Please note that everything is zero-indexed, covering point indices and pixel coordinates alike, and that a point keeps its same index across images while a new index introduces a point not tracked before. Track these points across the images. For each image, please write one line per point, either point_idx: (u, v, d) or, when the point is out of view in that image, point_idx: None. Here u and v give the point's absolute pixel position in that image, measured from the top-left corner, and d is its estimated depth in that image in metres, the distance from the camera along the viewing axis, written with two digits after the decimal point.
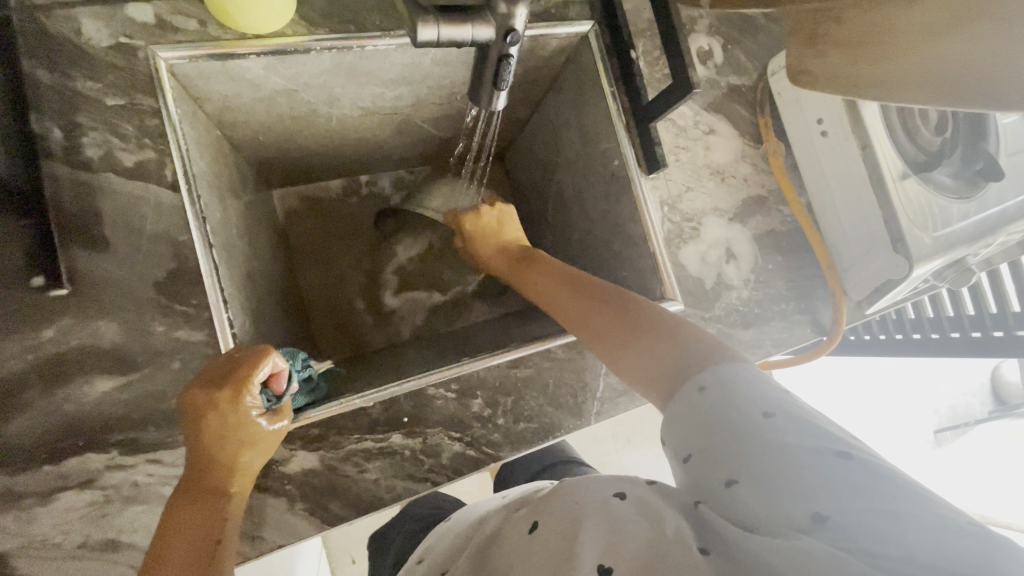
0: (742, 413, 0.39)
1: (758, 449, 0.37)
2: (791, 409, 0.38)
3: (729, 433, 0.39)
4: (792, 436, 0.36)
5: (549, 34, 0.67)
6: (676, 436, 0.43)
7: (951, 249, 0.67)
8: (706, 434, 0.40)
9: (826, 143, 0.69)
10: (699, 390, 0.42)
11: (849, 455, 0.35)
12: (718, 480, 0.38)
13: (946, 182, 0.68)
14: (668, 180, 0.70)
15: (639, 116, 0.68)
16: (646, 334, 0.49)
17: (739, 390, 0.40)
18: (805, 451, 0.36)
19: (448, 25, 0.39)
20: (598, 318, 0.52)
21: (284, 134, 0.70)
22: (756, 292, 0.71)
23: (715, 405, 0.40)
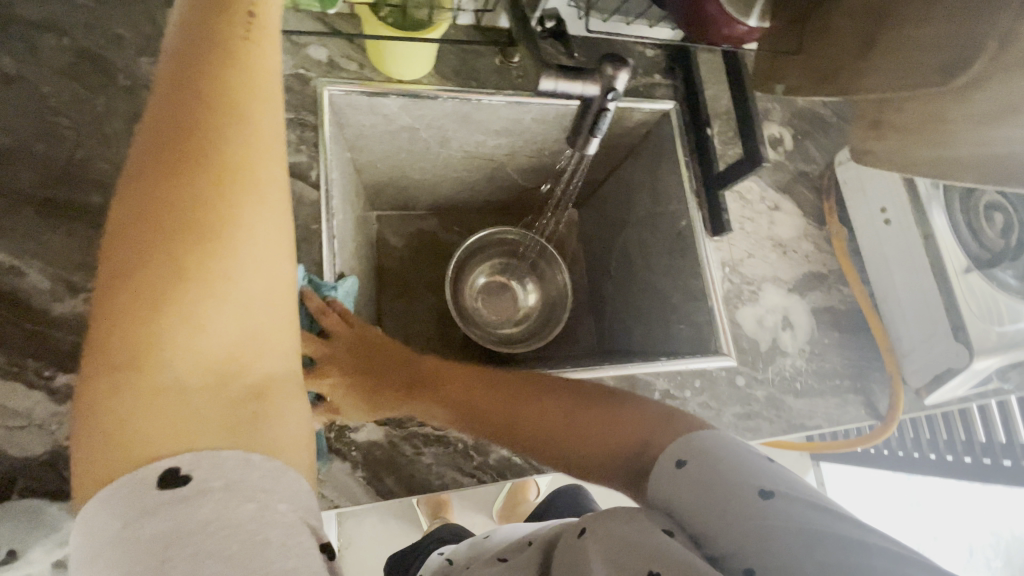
0: (741, 467, 0.34)
1: (787, 498, 0.32)
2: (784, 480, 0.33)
3: (729, 497, 0.33)
4: (806, 493, 0.33)
5: (635, 108, 0.78)
6: (665, 494, 0.36)
7: (1020, 347, 0.67)
8: (713, 489, 0.33)
9: (890, 230, 0.73)
10: (689, 466, 0.35)
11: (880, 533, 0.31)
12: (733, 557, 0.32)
13: (1010, 283, 0.70)
14: (730, 245, 0.75)
15: (709, 184, 0.75)
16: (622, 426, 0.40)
17: (725, 447, 0.35)
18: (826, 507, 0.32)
19: (565, 79, 0.48)
20: (557, 399, 0.44)
21: (397, 164, 0.83)
22: (810, 363, 0.73)
23: (708, 470, 0.34)
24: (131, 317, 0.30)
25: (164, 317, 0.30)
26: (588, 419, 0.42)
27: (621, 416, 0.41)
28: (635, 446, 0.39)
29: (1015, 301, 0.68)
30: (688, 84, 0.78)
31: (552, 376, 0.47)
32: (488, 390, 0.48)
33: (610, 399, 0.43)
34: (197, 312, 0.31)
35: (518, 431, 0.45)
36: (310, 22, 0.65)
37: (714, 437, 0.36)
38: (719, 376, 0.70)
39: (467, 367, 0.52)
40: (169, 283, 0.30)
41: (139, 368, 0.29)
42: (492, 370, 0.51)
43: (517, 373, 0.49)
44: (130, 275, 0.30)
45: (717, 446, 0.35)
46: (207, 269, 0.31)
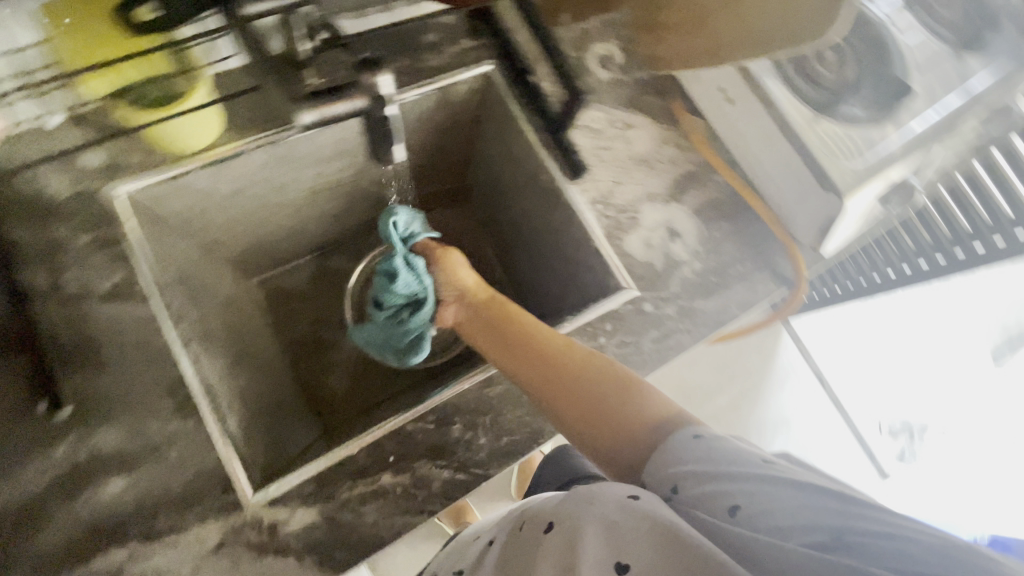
0: (732, 470, 0.43)
1: (757, 501, 0.40)
2: (750, 493, 0.41)
3: (720, 495, 0.42)
4: (782, 491, 0.41)
5: (453, 81, 0.74)
6: (658, 476, 0.47)
7: (886, 172, 0.67)
8: (705, 477, 0.44)
9: (735, 107, 0.72)
10: (695, 444, 0.46)
11: (842, 533, 0.37)
12: (720, 515, 0.41)
13: (858, 113, 0.70)
14: (596, 181, 0.74)
15: (554, 129, 0.73)
16: (634, 420, 0.52)
17: (727, 450, 0.45)
18: (808, 489, 0.40)
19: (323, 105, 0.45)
20: (596, 398, 0.54)
21: (249, 229, 0.78)
22: (709, 262, 0.74)
23: (708, 453, 0.45)
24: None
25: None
26: (614, 418, 0.53)
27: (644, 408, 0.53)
28: (647, 436, 0.51)
29: (863, 131, 0.69)
30: (499, 39, 0.75)
31: (588, 362, 0.56)
32: (542, 394, 0.56)
33: (632, 392, 0.54)
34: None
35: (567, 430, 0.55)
36: (71, 131, 0.59)
37: (719, 447, 0.46)
38: (629, 311, 0.70)
39: (515, 349, 0.60)
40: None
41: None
42: (535, 362, 0.58)
43: (552, 360, 0.57)
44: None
45: (715, 449, 0.45)
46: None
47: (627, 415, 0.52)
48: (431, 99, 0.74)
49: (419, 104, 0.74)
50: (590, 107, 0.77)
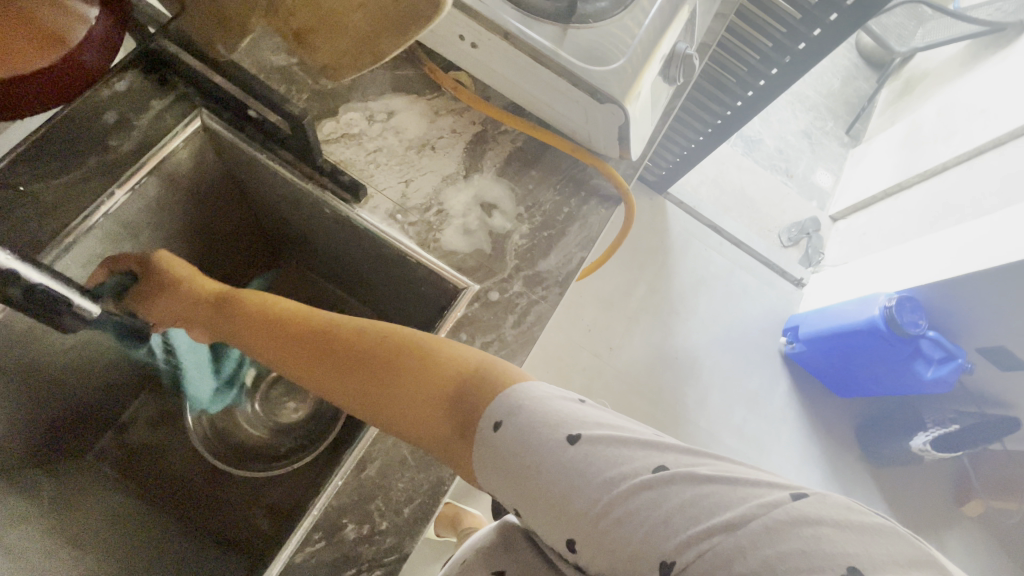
0: (541, 479, 0.38)
1: (585, 534, 0.36)
2: (570, 499, 0.37)
3: (547, 511, 0.38)
4: (608, 515, 0.36)
5: (162, 155, 0.60)
6: (493, 487, 0.42)
7: (652, 55, 0.63)
8: (529, 499, 0.39)
9: (481, 51, 0.65)
10: (499, 436, 0.40)
11: (668, 556, 0.34)
12: (559, 541, 0.38)
13: (602, 3, 0.64)
14: (383, 191, 0.66)
15: (307, 159, 0.63)
16: (441, 403, 0.46)
17: (532, 458, 0.38)
18: (631, 477, 0.36)
19: None
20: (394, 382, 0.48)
21: (33, 420, 0.65)
22: (534, 219, 0.69)
23: (508, 457, 0.39)
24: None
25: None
26: (417, 409, 0.47)
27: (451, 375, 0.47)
28: (447, 409, 0.46)
29: (612, 23, 0.63)
30: (193, 82, 0.62)
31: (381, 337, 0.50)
32: (336, 386, 0.51)
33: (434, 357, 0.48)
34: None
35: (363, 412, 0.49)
36: None
37: (520, 442, 0.39)
38: (477, 309, 0.64)
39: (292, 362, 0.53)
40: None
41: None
42: (317, 356, 0.52)
43: (343, 354, 0.51)
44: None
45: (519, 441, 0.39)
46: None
47: (428, 399, 0.46)
48: (151, 187, 0.61)
49: (141, 199, 0.61)
50: (340, 113, 0.67)
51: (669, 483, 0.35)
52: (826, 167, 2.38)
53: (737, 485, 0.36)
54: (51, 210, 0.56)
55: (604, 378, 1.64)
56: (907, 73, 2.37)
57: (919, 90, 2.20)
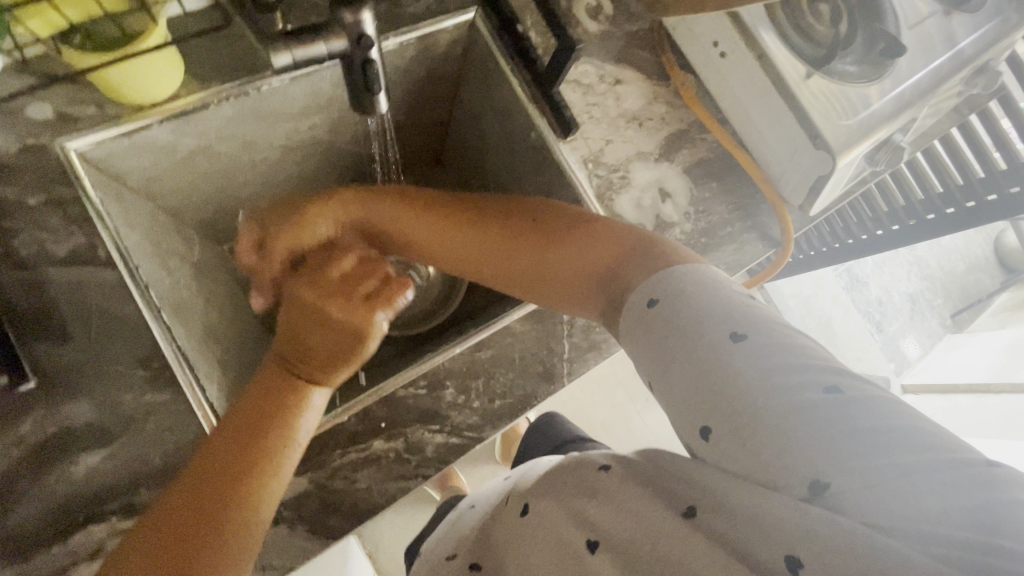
0: (704, 360, 0.43)
1: (734, 423, 0.41)
2: (726, 389, 0.41)
3: (695, 395, 0.43)
4: (768, 419, 0.39)
5: (435, 30, 0.70)
6: (633, 320, 0.49)
7: (873, 130, 0.68)
8: (703, 384, 0.42)
9: (727, 63, 0.70)
10: (652, 310, 0.47)
11: (822, 477, 0.37)
12: (692, 433, 0.43)
13: (850, 70, 0.69)
14: (586, 139, 0.72)
15: (542, 85, 0.69)
16: (595, 284, 0.55)
17: (692, 318, 0.45)
18: (781, 378, 0.40)
19: (300, 48, 0.40)
20: (547, 251, 0.57)
21: (218, 190, 0.73)
22: (697, 223, 0.73)
23: (672, 315, 0.46)
24: (249, 470, 0.45)
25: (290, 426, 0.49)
26: (571, 271, 0.56)
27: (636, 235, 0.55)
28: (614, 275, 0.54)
29: (854, 89, 0.68)
30: None
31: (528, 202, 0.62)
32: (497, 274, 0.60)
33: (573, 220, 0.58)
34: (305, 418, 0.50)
35: (502, 271, 0.59)
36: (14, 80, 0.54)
37: (687, 315, 0.45)
38: None
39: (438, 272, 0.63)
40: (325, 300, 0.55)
41: (274, 469, 0.47)
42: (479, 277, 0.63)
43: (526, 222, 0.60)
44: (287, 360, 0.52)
45: (696, 314, 0.45)
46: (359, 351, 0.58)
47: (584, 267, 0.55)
48: (411, 47, 0.69)
49: (399, 53, 0.69)
50: (580, 61, 0.74)
51: (832, 412, 0.38)
52: (915, 338, 2.34)
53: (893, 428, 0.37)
54: None
55: None
56: None
57: None
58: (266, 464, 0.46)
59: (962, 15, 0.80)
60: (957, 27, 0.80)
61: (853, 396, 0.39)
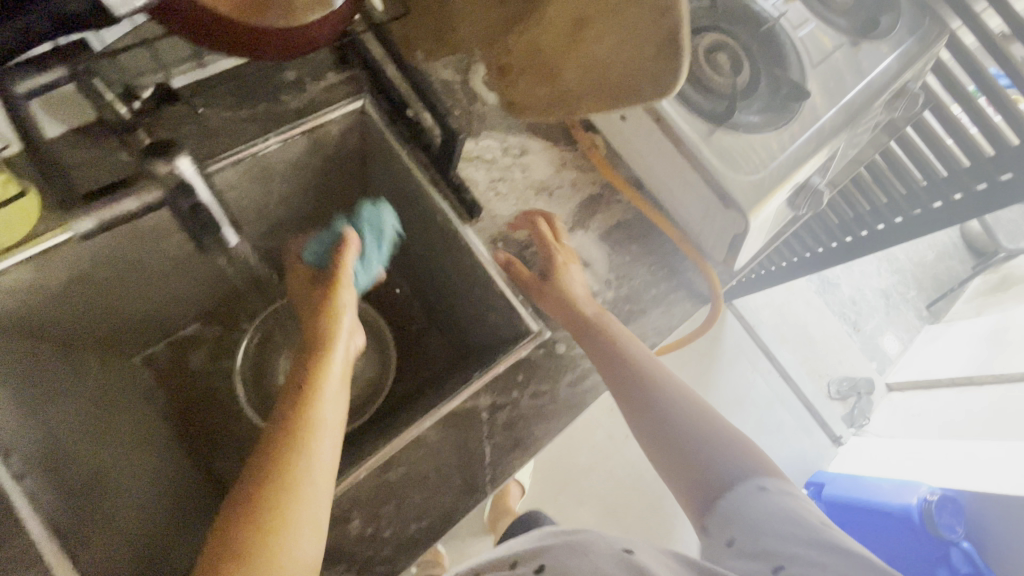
0: (683, 462, 0.60)
1: (789, 555, 0.50)
2: (789, 555, 0.50)
3: (760, 556, 0.52)
4: (732, 504, 0.57)
5: (322, 122, 0.65)
6: (719, 527, 0.56)
7: (785, 180, 0.65)
8: (665, 458, 0.61)
9: (629, 125, 0.68)
10: (762, 494, 0.56)
11: (735, 539, 0.54)
12: (759, 566, 0.51)
13: (755, 120, 0.67)
14: (493, 217, 0.69)
15: (440, 168, 0.66)
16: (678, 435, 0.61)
17: (764, 514, 0.54)
18: (838, 552, 0.49)
19: (101, 208, 0.39)
20: (604, 366, 0.62)
21: (110, 310, 0.69)
22: (621, 290, 0.70)
23: (763, 511, 0.54)
24: (271, 488, 0.47)
25: (304, 441, 0.51)
26: (687, 418, 0.62)
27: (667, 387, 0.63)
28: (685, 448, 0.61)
29: (761, 140, 0.66)
30: (367, 68, 0.67)
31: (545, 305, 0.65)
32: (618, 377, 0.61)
33: (598, 346, 0.62)
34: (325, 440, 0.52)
35: (604, 364, 0.62)
36: None
37: (676, 426, 0.62)
38: (540, 357, 0.64)
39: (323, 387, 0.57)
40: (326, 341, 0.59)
41: (296, 476, 0.48)
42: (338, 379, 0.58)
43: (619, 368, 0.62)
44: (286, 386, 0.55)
45: (687, 424, 0.62)
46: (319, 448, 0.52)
47: (688, 430, 0.62)
48: (299, 144, 0.66)
49: (286, 152, 0.66)
50: (481, 136, 0.71)
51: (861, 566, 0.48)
52: (895, 333, 2.32)
53: None
54: (211, 137, 0.62)
55: (610, 463, 1.53)
56: (1005, 270, 2.32)
57: (1015, 292, 2.14)
58: (291, 472, 0.48)
59: (874, 42, 0.77)
60: (869, 55, 0.77)
61: (775, 494, 0.56)
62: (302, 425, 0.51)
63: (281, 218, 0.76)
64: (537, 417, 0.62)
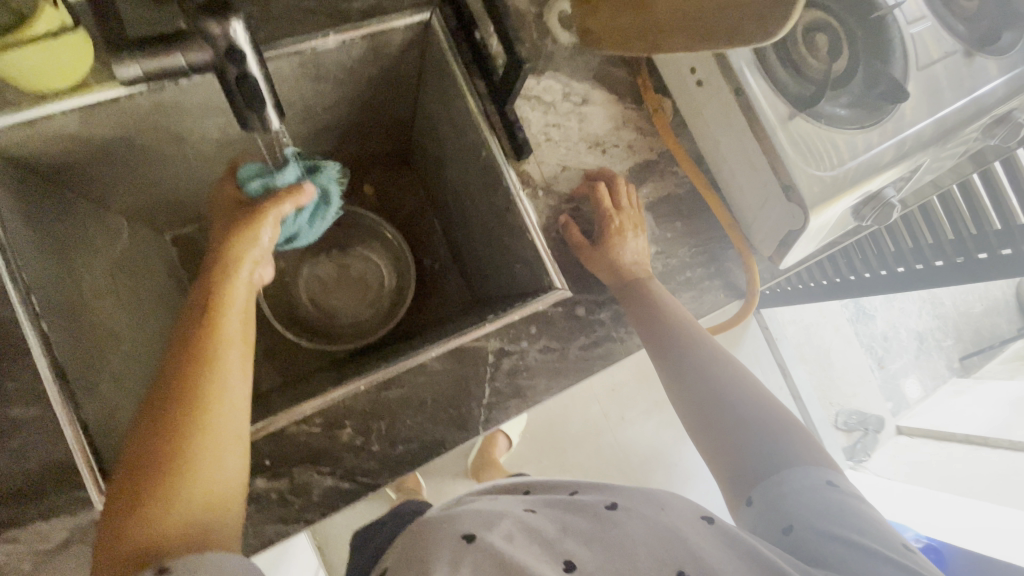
0: (724, 433, 0.56)
1: (794, 512, 0.50)
2: (796, 520, 0.49)
3: (771, 515, 0.51)
4: (782, 483, 0.52)
5: (386, 29, 0.62)
6: (740, 486, 0.55)
7: (858, 184, 0.60)
8: (707, 434, 0.57)
9: (704, 92, 0.63)
10: (818, 482, 0.51)
11: (792, 526, 0.49)
12: (773, 526, 0.51)
13: (841, 114, 0.62)
14: (539, 163, 0.66)
15: (497, 101, 0.63)
16: (709, 397, 0.57)
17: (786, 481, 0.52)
18: (837, 506, 0.49)
19: (147, 60, 0.43)
20: (652, 338, 0.60)
21: (146, 182, 0.69)
22: (655, 265, 0.67)
23: (788, 482, 0.52)
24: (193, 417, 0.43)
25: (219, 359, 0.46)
26: (724, 379, 0.58)
27: (713, 356, 0.59)
28: (714, 406, 0.57)
29: (845, 134, 0.60)
30: None
31: (595, 269, 0.63)
32: (649, 335, 0.60)
33: (640, 309, 0.61)
34: (224, 419, 0.44)
35: (641, 322, 0.61)
36: None
37: (713, 390, 0.58)
38: (558, 314, 0.63)
39: (206, 374, 0.45)
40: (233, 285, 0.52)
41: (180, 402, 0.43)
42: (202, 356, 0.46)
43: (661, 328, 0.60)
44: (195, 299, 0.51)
45: (737, 402, 0.57)
46: (228, 491, 0.43)
47: (728, 394, 0.57)
48: (357, 49, 0.63)
49: (343, 53, 0.63)
50: (544, 75, 0.67)
51: (859, 530, 0.47)
52: (919, 377, 2.22)
53: (888, 540, 0.46)
54: (272, 21, 0.59)
55: (601, 439, 1.53)
56: None
57: None
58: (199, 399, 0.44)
59: (988, 56, 0.70)
60: (982, 67, 0.70)
61: (845, 495, 0.50)
62: (192, 371, 0.45)
63: (326, 121, 0.74)
64: (542, 372, 0.61)
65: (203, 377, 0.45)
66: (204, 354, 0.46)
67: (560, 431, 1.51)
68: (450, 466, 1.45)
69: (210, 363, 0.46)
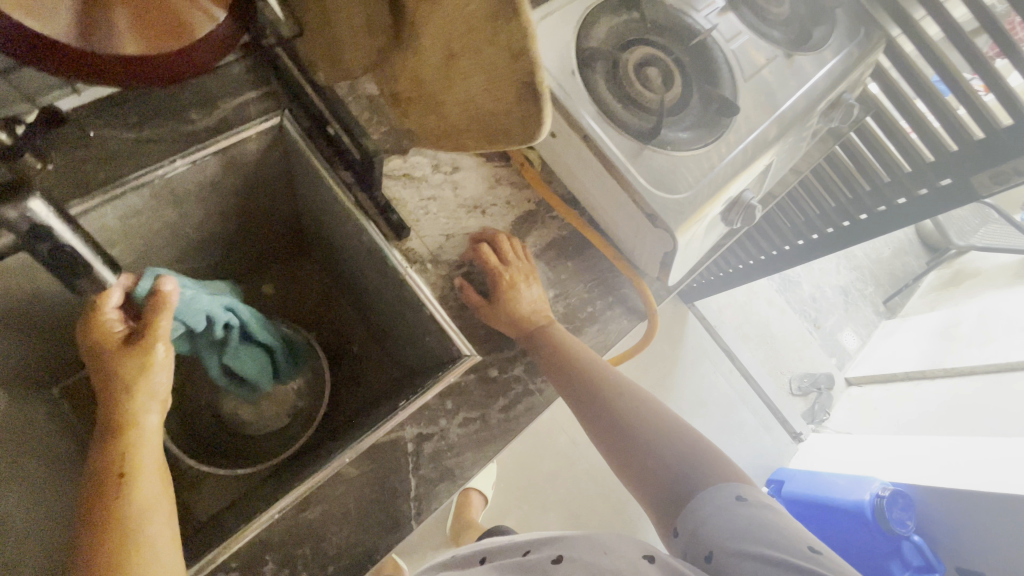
0: (651, 467, 0.57)
1: (710, 538, 0.50)
2: (712, 544, 0.50)
3: (692, 544, 0.52)
4: (698, 510, 0.53)
5: (236, 142, 0.62)
6: (665, 517, 0.56)
7: (717, 196, 0.64)
8: (630, 470, 0.58)
9: (559, 142, 0.66)
10: (733, 502, 0.52)
11: (713, 554, 0.49)
12: (695, 553, 0.51)
13: (685, 136, 0.67)
14: (422, 238, 0.67)
15: (365, 189, 0.64)
16: (630, 432, 0.59)
17: (701, 505, 0.53)
18: (749, 523, 0.49)
19: None
20: (567, 385, 0.60)
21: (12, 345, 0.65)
22: (556, 310, 0.69)
23: (704, 507, 0.52)
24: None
25: (133, 558, 0.40)
26: (642, 412, 0.59)
27: (626, 391, 0.61)
28: (637, 440, 0.58)
29: (693, 154, 0.65)
30: (283, 83, 0.64)
31: (498, 325, 0.64)
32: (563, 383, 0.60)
33: (551, 358, 0.61)
34: None
35: (552, 372, 0.61)
36: None
37: (634, 425, 0.59)
38: (471, 382, 0.62)
39: (132, 556, 0.40)
40: (134, 450, 0.44)
41: None
42: (123, 535, 0.41)
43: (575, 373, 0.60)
44: (92, 477, 0.43)
45: (658, 433, 0.58)
46: None
47: (649, 426, 0.59)
48: (212, 167, 0.62)
49: (197, 174, 0.62)
50: (409, 154, 0.69)
51: (775, 545, 0.47)
52: (853, 329, 2.36)
53: (801, 551, 0.46)
54: (112, 161, 0.58)
55: (574, 469, 1.52)
56: (958, 266, 2.38)
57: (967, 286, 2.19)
58: None
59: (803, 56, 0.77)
60: (802, 66, 0.77)
61: (754, 508, 0.51)
62: (120, 554, 0.40)
63: (202, 237, 0.72)
64: (467, 446, 0.60)
65: (130, 561, 0.40)
66: (128, 531, 0.41)
67: (532, 471, 1.49)
68: (429, 538, 1.39)
69: (136, 542, 0.41)
